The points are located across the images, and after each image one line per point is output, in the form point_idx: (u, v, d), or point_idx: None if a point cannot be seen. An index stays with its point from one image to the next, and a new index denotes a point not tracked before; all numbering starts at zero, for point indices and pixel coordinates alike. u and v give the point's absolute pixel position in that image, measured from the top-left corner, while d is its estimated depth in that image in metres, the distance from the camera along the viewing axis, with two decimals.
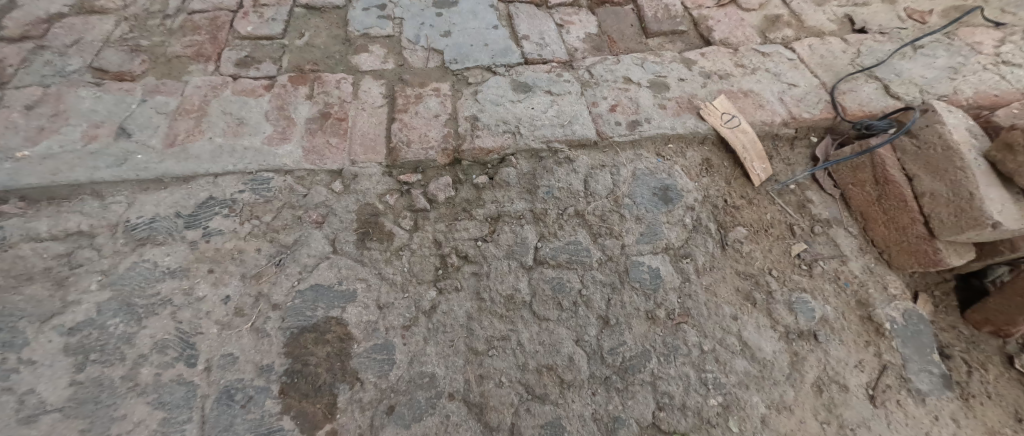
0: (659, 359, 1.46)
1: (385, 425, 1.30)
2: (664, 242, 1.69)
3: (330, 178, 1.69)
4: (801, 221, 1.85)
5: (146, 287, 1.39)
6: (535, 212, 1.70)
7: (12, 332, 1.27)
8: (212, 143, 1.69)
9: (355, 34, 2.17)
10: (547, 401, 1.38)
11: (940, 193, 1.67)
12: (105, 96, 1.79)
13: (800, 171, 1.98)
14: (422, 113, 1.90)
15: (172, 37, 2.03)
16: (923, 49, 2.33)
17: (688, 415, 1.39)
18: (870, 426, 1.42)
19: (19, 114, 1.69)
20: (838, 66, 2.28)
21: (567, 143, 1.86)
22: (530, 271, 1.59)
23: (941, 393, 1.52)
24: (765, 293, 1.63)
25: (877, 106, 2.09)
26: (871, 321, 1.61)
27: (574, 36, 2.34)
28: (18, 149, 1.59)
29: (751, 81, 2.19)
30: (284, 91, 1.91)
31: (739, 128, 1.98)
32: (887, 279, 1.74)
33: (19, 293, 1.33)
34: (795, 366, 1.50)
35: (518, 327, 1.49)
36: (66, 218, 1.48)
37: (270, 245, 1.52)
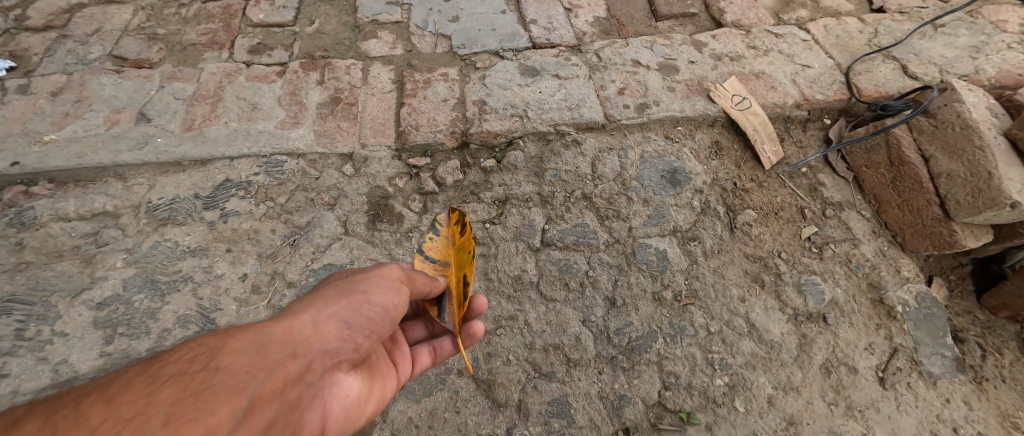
0: (666, 339, 1.48)
1: (396, 400, 1.35)
2: (672, 225, 1.70)
3: (340, 161, 1.72)
4: (812, 204, 1.83)
5: (169, 265, 1.45)
6: (542, 195, 1.72)
7: (45, 305, 1.34)
8: (227, 128, 1.74)
9: (364, 20, 2.19)
10: (554, 379, 1.41)
11: (957, 173, 1.64)
12: (125, 83, 1.85)
13: (812, 153, 1.96)
14: (430, 98, 1.92)
15: (187, 25, 2.08)
16: (943, 28, 2.26)
17: (694, 395, 1.40)
18: (878, 407, 1.42)
19: (45, 100, 1.76)
20: (854, 47, 2.23)
21: (574, 127, 1.87)
22: (537, 253, 1.61)
23: (954, 376, 1.50)
24: (773, 275, 1.63)
25: (893, 87, 2.05)
26: (882, 304, 1.60)
27: (582, 20, 2.33)
28: (46, 133, 1.66)
29: (763, 63, 2.16)
30: (296, 77, 1.94)
31: (750, 110, 1.96)
32: (900, 262, 1.71)
33: (50, 269, 1.41)
34: (803, 348, 1.50)
35: (526, 307, 1.52)
36: (91, 199, 1.54)
37: (285, 226, 1.57)
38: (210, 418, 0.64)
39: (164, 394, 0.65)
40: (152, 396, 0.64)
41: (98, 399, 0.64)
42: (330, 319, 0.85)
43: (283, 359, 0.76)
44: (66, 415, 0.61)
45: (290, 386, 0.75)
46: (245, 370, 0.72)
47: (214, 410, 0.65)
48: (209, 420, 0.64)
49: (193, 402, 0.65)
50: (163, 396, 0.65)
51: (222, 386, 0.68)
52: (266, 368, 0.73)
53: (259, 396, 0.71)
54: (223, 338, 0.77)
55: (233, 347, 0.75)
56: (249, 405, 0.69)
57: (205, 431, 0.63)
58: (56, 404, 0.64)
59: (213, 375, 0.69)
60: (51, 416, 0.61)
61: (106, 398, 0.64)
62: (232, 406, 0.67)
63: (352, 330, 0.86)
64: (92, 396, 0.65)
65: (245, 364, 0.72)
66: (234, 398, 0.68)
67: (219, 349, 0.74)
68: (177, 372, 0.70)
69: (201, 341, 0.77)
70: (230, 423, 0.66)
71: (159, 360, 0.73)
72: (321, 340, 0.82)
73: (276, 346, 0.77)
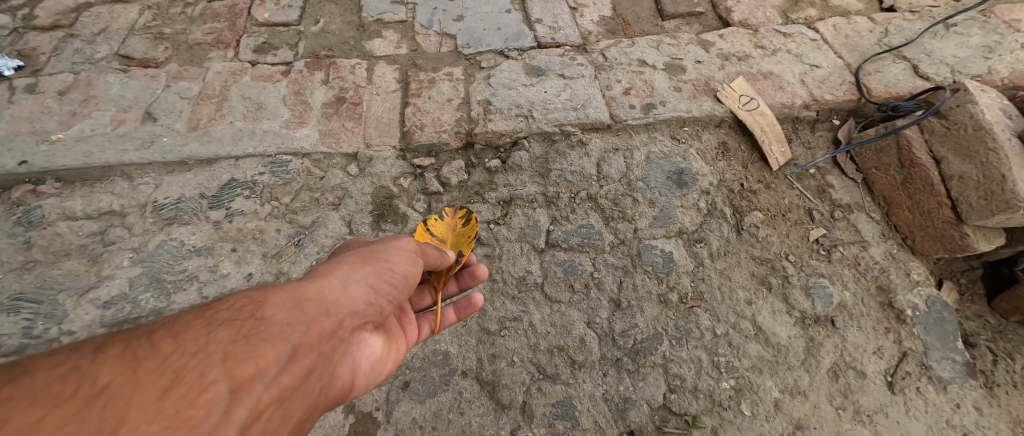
0: (671, 342, 1.46)
1: (401, 400, 1.35)
2: (678, 226, 1.68)
3: (345, 161, 1.72)
4: (820, 206, 1.81)
5: (174, 264, 1.45)
6: (547, 195, 1.71)
7: (52, 303, 1.35)
8: (233, 127, 1.75)
9: (369, 20, 2.19)
10: (558, 380, 1.40)
11: (969, 176, 1.61)
12: (132, 82, 1.85)
13: (821, 154, 1.94)
14: (435, 98, 1.92)
15: (192, 24, 2.09)
16: (955, 27, 2.23)
17: (700, 398, 1.39)
18: (887, 412, 1.40)
19: (53, 99, 1.77)
20: (864, 46, 2.20)
21: (580, 127, 1.86)
22: (542, 254, 1.60)
23: (964, 381, 1.48)
24: (781, 278, 1.61)
25: (904, 88, 2.02)
26: (892, 308, 1.58)
27: (588, 19, 2.31)
28: (53, 132, 1.67)
29: (771, 62, 2.14)
30: (301, 76, 1.94)
31: (757, 110, 1.94)
32: (910, 265, 1.69)
33: (58, 268, 1.41)
34: (811, 352, 1.48)
35: (530, 309, 1.51)
36: (98, 198, 1.55)
37: (289, 226, 1.56)
38: (264, 357, 0.70)
39: (223, 335, 0.70)
40: (212, 336, 0.70)
41: (168, 334, 0.69)
42: (359, 282, 0.91)
43: (319, 314, 0.81)
44: (143, 345, 0.66)
45: (328, 337, 0.81)
46: (290, 318, 0.77)
47: (267, 350, 0.70)
48: (263, 359, 0.69)
49: (248, 344, 0.70)
50: (221, 337, 0.70)
51: (271, 332, 0.73)
52: (307, 319, 0.79)
53: (303, 343, 0.76)
54: (268, 290, 0.82)
55: (277, 299, 0.79)
56: (295, 350, 0.74)
57: (261, 369, 0.68)
58: (129, 337, 0.69)
59: (262, 321, 0.74)
60: (130, 346, 0.66)
61: (174, 334, 0.69)
62: (281, 349, 0.72)
63: (378, 294, 0.92)
64: (160, 332, 0.70)
65: (289, 313, 0.78)
66: (282, 343, 0.73)
67: (265, 299, 0.79)
68: (231, 317, 0.75)
69: (248, 293, 0.82)
70: (279, 363, 0.71)
71: (212, 307, 0.78)
72: (351, 301, 0.87)
73: (314, 302, 0.82)
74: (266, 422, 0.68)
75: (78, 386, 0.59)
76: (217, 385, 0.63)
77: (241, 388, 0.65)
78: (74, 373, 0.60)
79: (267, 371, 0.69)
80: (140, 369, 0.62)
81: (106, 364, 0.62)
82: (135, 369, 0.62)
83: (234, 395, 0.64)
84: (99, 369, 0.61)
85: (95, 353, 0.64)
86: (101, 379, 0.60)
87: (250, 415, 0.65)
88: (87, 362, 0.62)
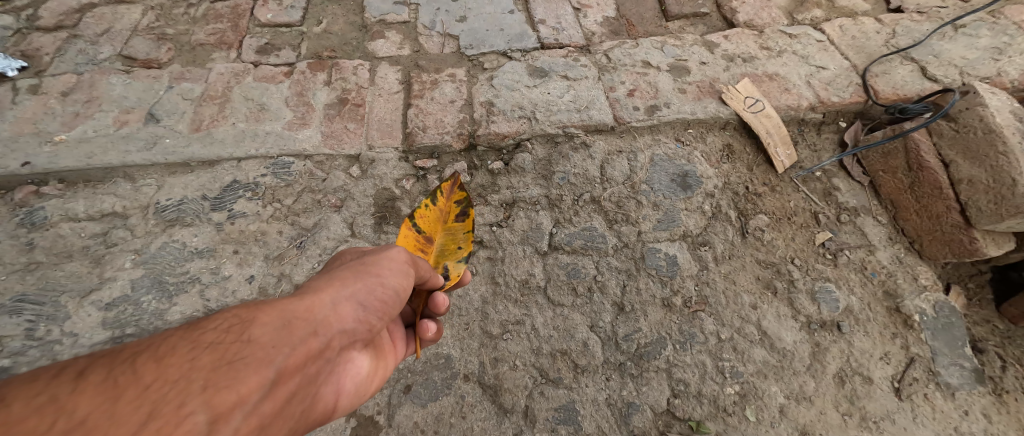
0: (675, 346, 1.45)
1: (402, 404, 1.34)
2: (682, 229, 1.67)
3: (347, 163, 1.72)
4: (826, 209, 1.79)
5: (176, 266, 1.45)
6: (550, 198, 1.70)
7: (54, 305, 1.35)
8: (235, 129, 1.74)
9: (372, 20, 2.19)
10: (561, 385, 1.39)
11: (979, 179, 1.59)
12: (135, 83, 1.85)
13: (827, 157, 1.92)
14: (438, 99, 1.91)
15: (195, 25, 2.09)
16: (964, 28, 2.20)
17: (704, 403, 1.37)
18: (894, 419, 1.38)
19: (56, 100, 1.77)
20: (871, 48, 2.18)
21: (583, 128, 1.85)
22: (545, 257, 1.59)
23: (973, 388, 1.46)
24: (786, 282, 1.59)
25: (912, 90, 2.00)
26: (899, 313, 1.56)
27: (592, 20, 2.30)
28: (57, 134, 1.67)
29: (777, 64, 2.12)
30: (304, 77, 1.94)
31: (763, 112, 1.92)
32: (918, 270, 1.67)
33: (61, 269, 1.41)
34: (817, 357, 1.46)
35: (532, 312, 1.50)
36: (101, 199, 1.55)
37: (291, 228, 1.56)
38: (246, 386, 0.68)
39: (206, 359, 0.69)
40: (195, 361, 0.68)
41: (151, 359, 0.67)
42: (349, 299, 0.89)
43: (306, 335, 0.79)
44: (124, 372, 0.64)
45: (313, 359, 0.80)
46: (275, 340, 0.76)
47: (249, 377, 0.69)
48: (246, 386, 0.68)
49: (231, 370, 0.69)
50: (205, 362, 0.68)
51: (255, 356, 0.72)
52: (293, 342, 0.77)
53: (287, 368, 0.75)
54: (257, 308, 0.80)
55: (264, 318, 0.78)
56: (278, 376, 0.73)
57: (241, 398, 0.67)
58: (112, 360, 0.67)
59: (247, 344, 0.73)
60: (113, 371, 0.64)
61: (158, 358, 0.67)
62: (264, 376, 0.71)
63: (367, 312, 0.90)
64: (144, 354, 0.68)
65: (275, 335, 0.76)
66: (266, 368, 0.72)
67: (253, 318, 0.77)
68: (217, 340, 0.73)
69: (236, 310, 0.80)
70: (261, 391, 0.70)
71: (199, 325, 0.76)
72: (339, 320, 0.85)
73: (302, 321, 0.81)
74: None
75: (55, 419, 0.56)
76: (195, 417, 0.62)
77: (219, 419, 0.64)
78: (52, 404, 0.58)
79: (248, 400, 0.68)
80: (119, 401, 0.60)
81: (86, 394, 0.60)
82: (116, 399, 0.60)
83: (212, 427, 0.63)
84: (79, 399, 0.59)
85: (76, 381, 0.62)
86: (79, 412, 0.58)
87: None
88: (67, 392, 0.60)
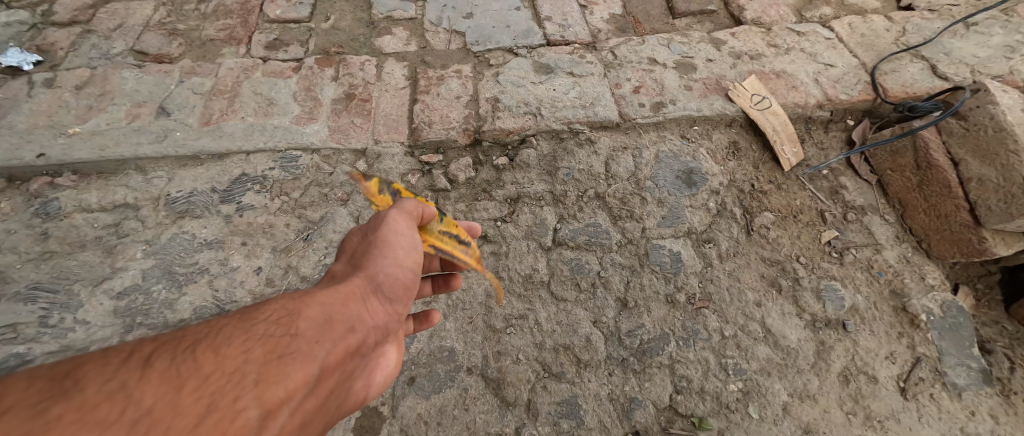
0: (678, 342, 1.45)
1: (406, 395, 1.36)
2: (686, 226, 1.67)
3: (354, 157, 1.73)
4: (833, 207, 1.78)
5: (186, 257, 1.47)
6: (555, 193, 1.71)
7: (68, 293, 1.38)
8: (244, 122, 1.77)
9: (379, 17, 2.21)
10: (564, 379, 1.40)
11: (988, 178, 1.58)
12: (146, 77, 1.88)
13: (834, 155, 1.90)
14: (443, 95, 1.92)
15: (206, 21, 2.12)
16: (976, 26, 2.18)
17: (707, 400, 1.38)
18: (899, 419, 1.38)
19: (71, 94, 1.80)
20: (880, 45, 2.16)
21: (588, 125, 1.85)
22: (549, 252, 1.60)
23: (980, 388, 1.44)
24: (791, 280, 1.59)
25: (921, 88, 1.98)
26: (905, 312, 1.55)
27: (598, 17, 2.30)
28: (71, 126, 1.71)
29: (784, 62, 2.11)
30: (312, 73, 1.96)
31: (770, 110, 1.91)
32: (925, 269, 1.66)
33: (74, 259, 1.44)
34: (821, 355, 1.46)
35: (536, 306, 1.51)
36: (113, 191, 1.58)
37: (299, 221, 1.58)
38: (294, 382, 0.72)
39: (258, 353, 0.71)
40: (248, 354, 0.71)
41: (209, 348, 0.70)
42: (384, 297, 0.90)
43: (347, 331, 0.82)
44: (186, 361, 0.67)
45: (352, 355, 0.83)
46: (320, 336, 0.78)
47: (297, 373, 0.72)
48: (292, 383, 0.71)
49: (280, 365, 0.71)
50: (257, 356, 0.71)
51: (302, 351, 0.74)
52: (335, 338, 0.80)
53: (329, 364, 0.78)
54: (303, 301, 0.82)
55: (309, 313, 0.79)
56: (322, 373, 0.76)
57: (289, 394, 0.71)
58: (174, 348, 0.69)
59: (295, 339, 0.75)
60: (175, 360, 0.67)
61: (215, 348, 0.70)
62: (309, 372, 0.74)
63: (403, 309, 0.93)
64: (202, 343, 0.70)
65: (319, 330, 0.78)
66: (311, 364, 0.74)
67: (299, 311, 0.79)
68: (268, 332, 0.75)
69: (284, 299, 0.82)
70: (306, 387, 0.73)
71: (249, 315, 0.78)
72: (377, 315, 0.88)
73: (342, 317, 0.82)
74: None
75: (125, 408, 0.59)
76: (249, 412, 0.66)
77: (269, 414, 0.68)
78: (121, 392, 0.61)
79: (294, 397, 0.71)
80: (182, 391, 0.63)
81: (151, 383, 0.63)
82: (178, 389, 0.63)
83: (262, 422, 0.67)
84: (145, 388, 0.62)
85: (142, 369, 0.64)
86: (146, 401, 0.61)
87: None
88: (134, 379, 0.63)
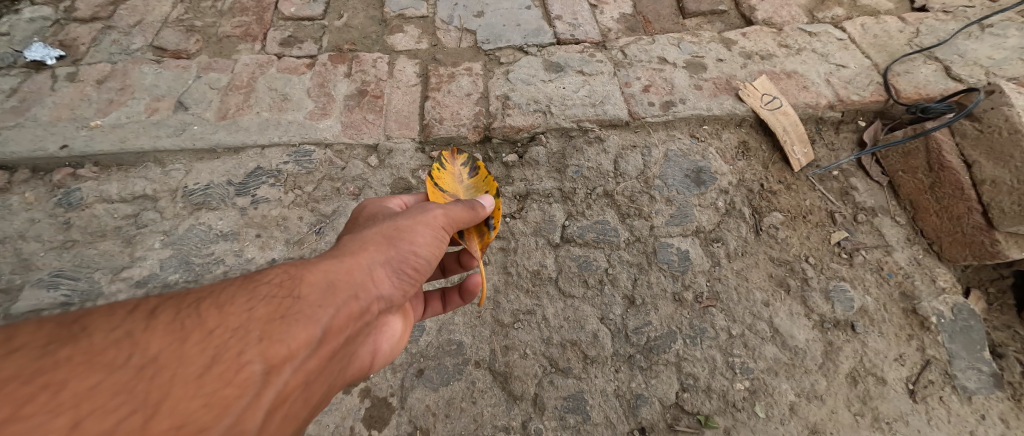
0: (685, 340, 1.46)
1: (414, 387, 1.38)
2: (695, 225, 1.67)
3: (365, 153, 1.76)
4: (843, 208, 1.77)
5: (202, 247, 1.50)
6: (563, 191, 1.72)
7: (88, 281, 1.42)
8: (260, 117, 1.80)
9: (391, 15, 2.23)
10: (570, 374, 1.41)
11: (1002, 180, 1.56)
12: (164, 72, 1.92)
13: (845, 156, 1.90)
14: (454, 92, 1.94)
15: (222, 18, 2.16)
16: (991, 28, 2.16)
17: (713, 398, 1.38)
18: (908, 421, 1.37)
19: (92, 88, 1.85)
20: (893, 46, 2.15)
21: (598, 123, 1.86)
22: (557, 249, 1.62)
23: (990, 392, 1.43)
24: (800, 280, 1.58)
25: (935, 89, 1.96)
26: (915, 314, 1.54)
27: (608, 16, 2.31)
28: (91, 119, 1.75)
29: (796, 62, 2.10)
30: (325, 69, 1.99)
31: (780, 110, 1.91)
32: (935, 271, 1.64)
33: (95, 248, 1.48)
34: (829, 356, 1.45)
35: (544, 302, 1.52)
36: (132, 183, 1.61)
37: (311, 214, 1.60)
38: (298, 339, 0.74)
39: (261, 312, 0.74)
40: (252, 312, 0.74)
41: (213, 306, 0.73)
42: (383, 267, 0.92)
43: (349, 297, 0.84)
44: (189, 315, 0.71)
45: (355, 321, 0.84)
46: (322, 300, 0.80)
47: (301, 333, 0.74)
48: (297, 341, 0.73)
49: (284, 324, 0.74)
50: (260, 314, 0.74)
51: (305, 313, 0.77)
52: (338, 302, 0.82)
53: (333, 326, 0.80)
54: (305, 267, 0.84)
55: (311, 278, 0.82)
56: (325, 334, 0.78)
57: (293, 352, 0.73)
58: (177, 304, 0.73)
59: (297, 301, 0.78)
60: (178, 314, 0.71)
61: (218, 306, 0.74)
62: (313, 332, 0.76)
63: (402, 281, 0.95)
64: (205, 301, 0.74)
65: (322, 294, 0.80)
66: (314, 325, 0.77)
67: (301, 277, 0.82)
68: (270, 294, 0.78)
69: (286, 267, 0.85)
70: (310, 346, 0.75)
71: (252, 279, 0.82)
72: (377, 285, 0.90)
73: (344, 284, 0.84)
74: (291, 402, 0.74)
75: (130, 354, 0.63)
76: (254, 366, 0.68)
77: (274, 369, 0.70)
78: (127, 339, 0.65)
79: (299, 354, 0.73)
80: (187, 342, 0.67)
81: (156, 333, 0.67)
82: (183, 339, 0.67)
83: (267, 376, 0.69)
84: (150, 337, 0.66)
85: (147, 320, 0.69)
86: (151, 348, 0.64)
87: (279, 395, 0.71)
88: (139, 328, 0.67)
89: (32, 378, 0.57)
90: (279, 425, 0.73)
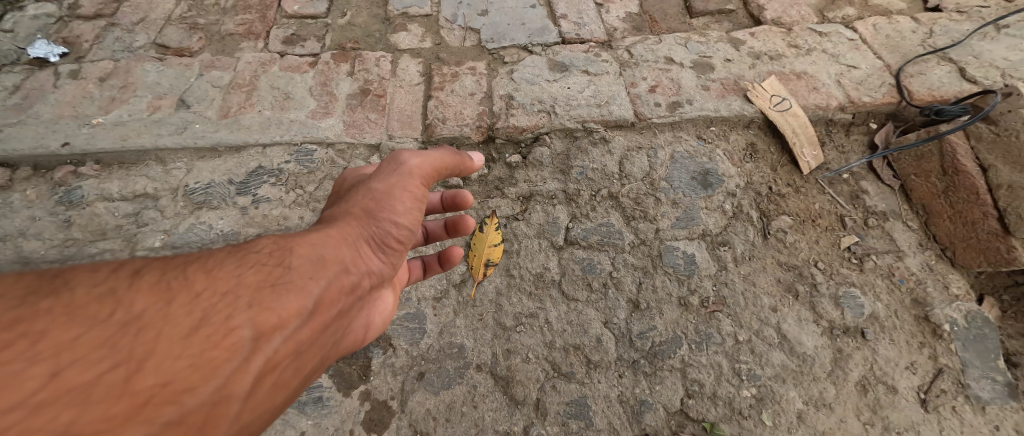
0: (691, 346, 1.43)
1: (414, 390, 1.36)
2: (701, 228, 1.64)
3: (368, 152, 1.74)
4: (853, 212, 1.74)
5: (203, 247, 1.49)
6: (568, 192, 1.69)
7: None
8: (261, 116, 1.79)
9: (395, 13, 2.22)
10: (572, 379, 1.38)
11: (1020, 185, 1.55)
12: (167, 70, 1.92)
13: (855, 159, 1.86)
14: (457, 91, 1.92)
15: (225, 16, 2.15)
16: (1007, 29, 2.11)
17: (719, 405, 1.35)
18: (919, 431, 1.33)
19: (95, 85, 1.84)
20: (906, 47, 2.10)
21: (603, 124, 1.83)
22: (560, 251, 1.59)
23: (1005, 403, 1.39)
24: (809, 286, 1.55)
25: (949, 91, 1.92)
26: (927, 322, 1.50)
27: (614, 15, 2.28)
28: (93, 117, 1.74)
29: (805, 62, 2.07)
30: (328, 68, 1.98)
31: (789, 111, 1.87)
32: (949, 278, 1.60)
33: (95, 246, 1.48)
34: (838, 363, 1.42)
35: (547, 305, 1.49)
36: (133, 181, 1.61)
37: (312, 214, 1.59)
38: (288, 310, 0.73)
39: (249, 279, 0.73)
40: (241, 279, 0.73)
41: (201, 270, 0.73)
42: (368, 242, 0.90)
43: (339, 272, 0.83)
44: (176, 278, 0.70)
45: (344, 295, 0.84)
46: (312, 272, 0.79)
47: (290, 302, 0.74)
48: (287, 311, 0.73)
49: (273, 292, 0.73)
50: (250, 281, 0.73)
51: (295, 284, 0.76)
52: (328, 276, 0.81)
53: (323, 299, 0.79)
54: (293, 239, 0.83)
55: (301, 250, 0.81)
56: (315, 306, 0.77)
57: (283, 320, 0.72)
58: (164, 267, 0.73)
59: (286, 271, 0.77)
60: (165, 276, 0.70)
61: (207, 271, 0.73)
62: (303, 303, 0.75)
63: (388, 256, 0.94)
64: (194, 266, 0.74)
65: (311, 267, 0.80)
66: (305, 296, 0.76)
67: (290, 248, 0.81)
68: (259, 263, 0.77)
69: (275, 238, 0.84)
70: (301, 317, 0.74)
71: (242, 249, 0.81)
72: (364, 260, 0.89)
73: (333, 257, 0.83)
74: (281, 370, 0.73)
75: (114, 310, 0.63)
76: (241, 331, 0.67)
77: (263, 336, 0.69)
78: (112, 296, 0.65)
79: (289, 324, 0.72)
80: (173, 302, 0.66)
81: (141, 292, 0.66)
82: (169, 301, 0.66)
83: (256, 343, 0.68)
84: (136, 295, 0.66)
85: (132, 280, 0.69)
86: (136, 306, 0.64)
87: (267, 363, 0.69)
88: (124, 286, 0.67)
89: (12, 326, 0.57)
90: (267, 394, 0.72)
